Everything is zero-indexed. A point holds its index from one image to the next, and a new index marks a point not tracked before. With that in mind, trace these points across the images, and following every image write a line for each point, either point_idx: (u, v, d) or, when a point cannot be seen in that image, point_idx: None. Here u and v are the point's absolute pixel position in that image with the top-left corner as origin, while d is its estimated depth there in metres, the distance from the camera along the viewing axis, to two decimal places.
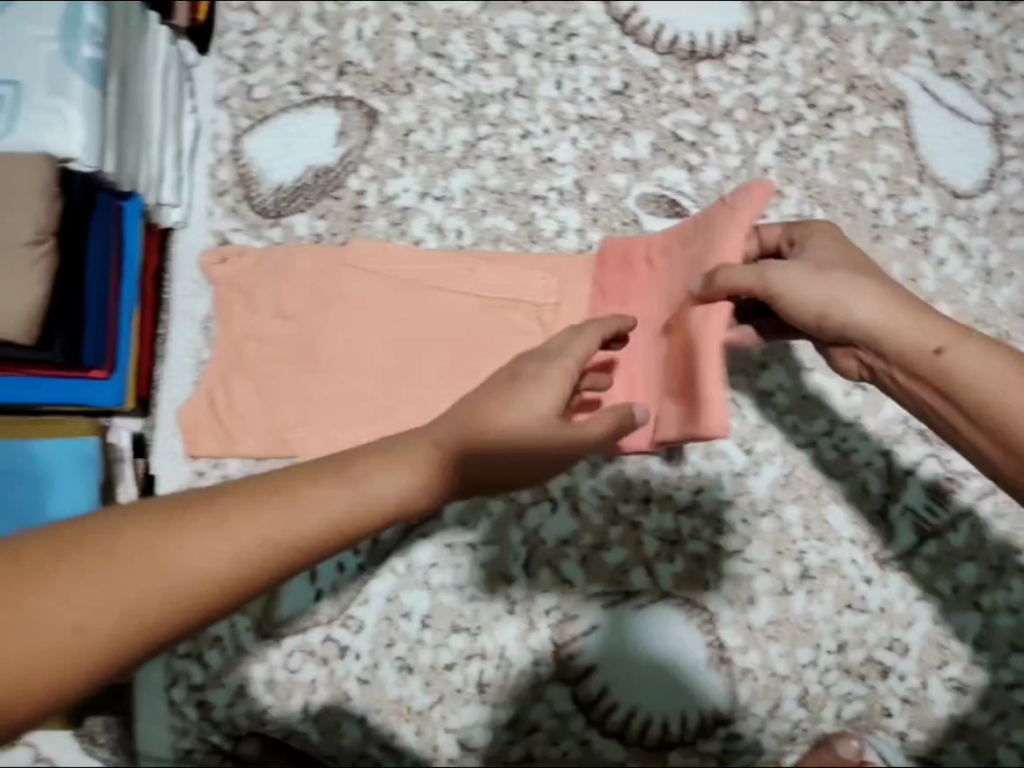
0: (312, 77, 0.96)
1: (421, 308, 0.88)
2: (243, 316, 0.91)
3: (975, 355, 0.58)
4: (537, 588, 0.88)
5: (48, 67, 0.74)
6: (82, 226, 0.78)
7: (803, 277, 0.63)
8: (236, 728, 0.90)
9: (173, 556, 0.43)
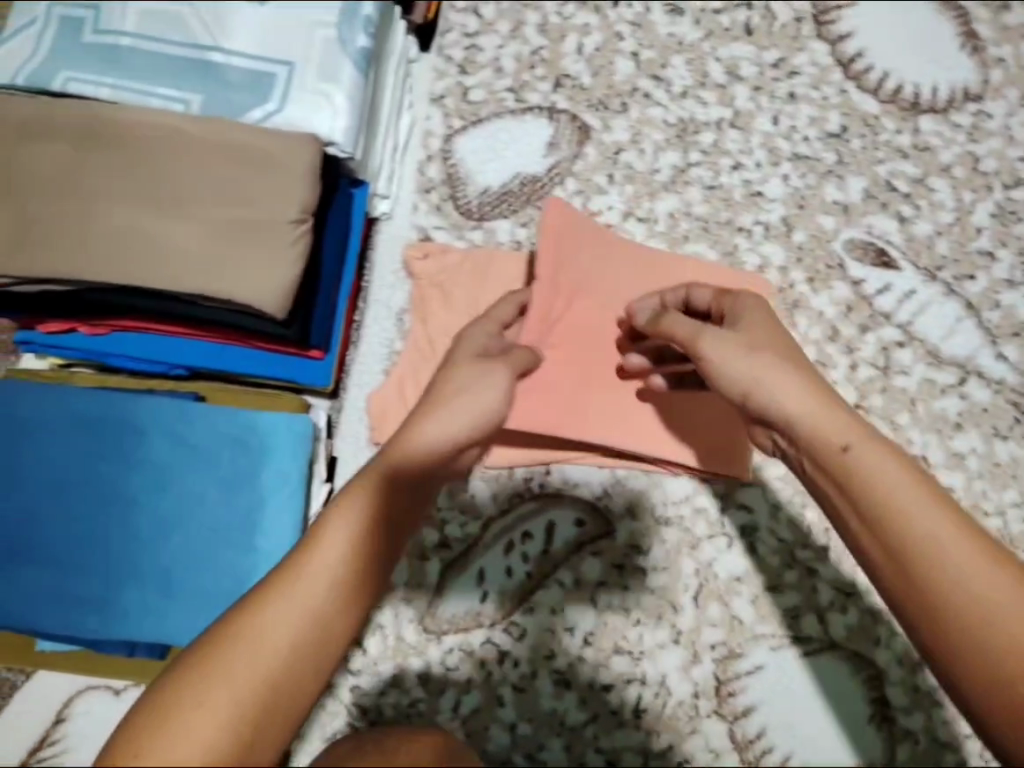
0: (529, 85, 0.97)
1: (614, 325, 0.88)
2: (440, 314, 0.91)
3: (884, 460, 0.56)
4: (705, 620, 0.89)
5: (324, 53, 0.80)
6: (326, 212, 0.82)
7: (732, 347, 0.63)
8: (380, 718, 0.89)
9: (257, 643, 0.46)
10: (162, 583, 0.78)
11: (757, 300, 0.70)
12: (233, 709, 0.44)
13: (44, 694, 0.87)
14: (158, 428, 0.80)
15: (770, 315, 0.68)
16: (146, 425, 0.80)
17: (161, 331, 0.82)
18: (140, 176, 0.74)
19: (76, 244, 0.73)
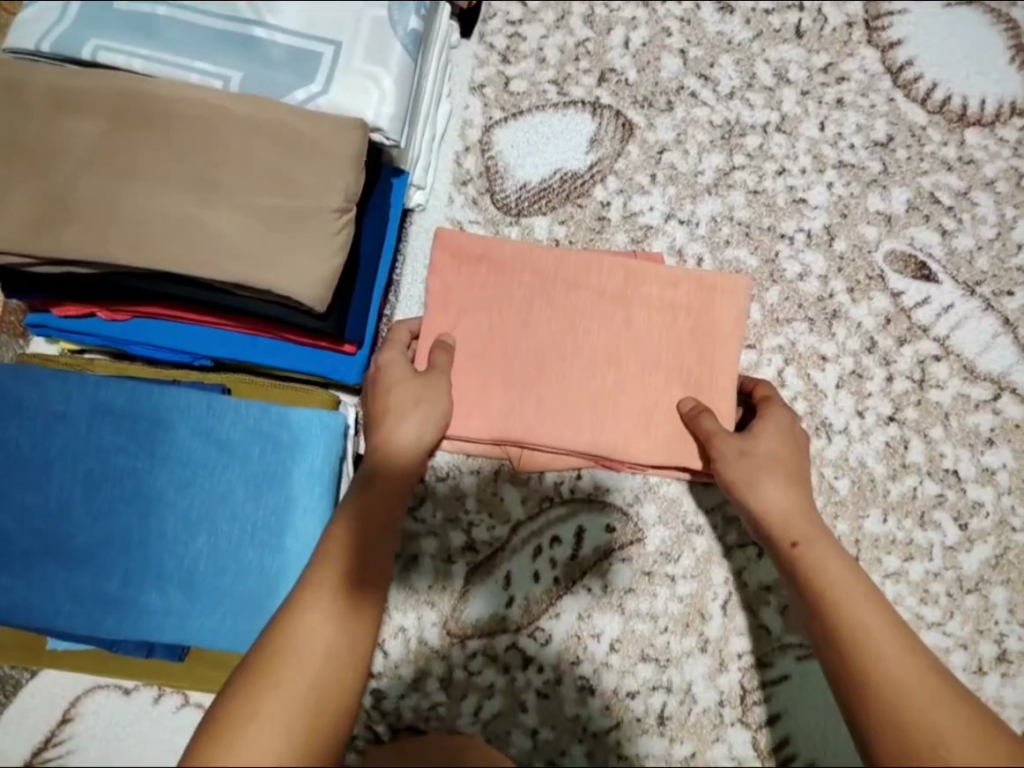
0: (572, 78, 0.94)
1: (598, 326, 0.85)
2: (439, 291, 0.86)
3: (828, 556, 0.68)
4: (732, 629, 0.87)
5: (371, 34, 0.77)
6: (367, 203, 0.79)
7: (735, 445, 0.76)
8: (400, 721, 0.88)
9: (293, 659, 0.60)
10: (188, 582, 0.75)
11: (791, 418, 0.78)
12: (271, 730, 0.56)
13: (58, 687, 0.85)
14: (183, 420, 0.77)
15: (793, 421, 0.78)
16: (172, 416, 0.77)
17: (187, 320, 0.79)
18: (174, 156, 0.71)
19: (107, 226, 0.69)
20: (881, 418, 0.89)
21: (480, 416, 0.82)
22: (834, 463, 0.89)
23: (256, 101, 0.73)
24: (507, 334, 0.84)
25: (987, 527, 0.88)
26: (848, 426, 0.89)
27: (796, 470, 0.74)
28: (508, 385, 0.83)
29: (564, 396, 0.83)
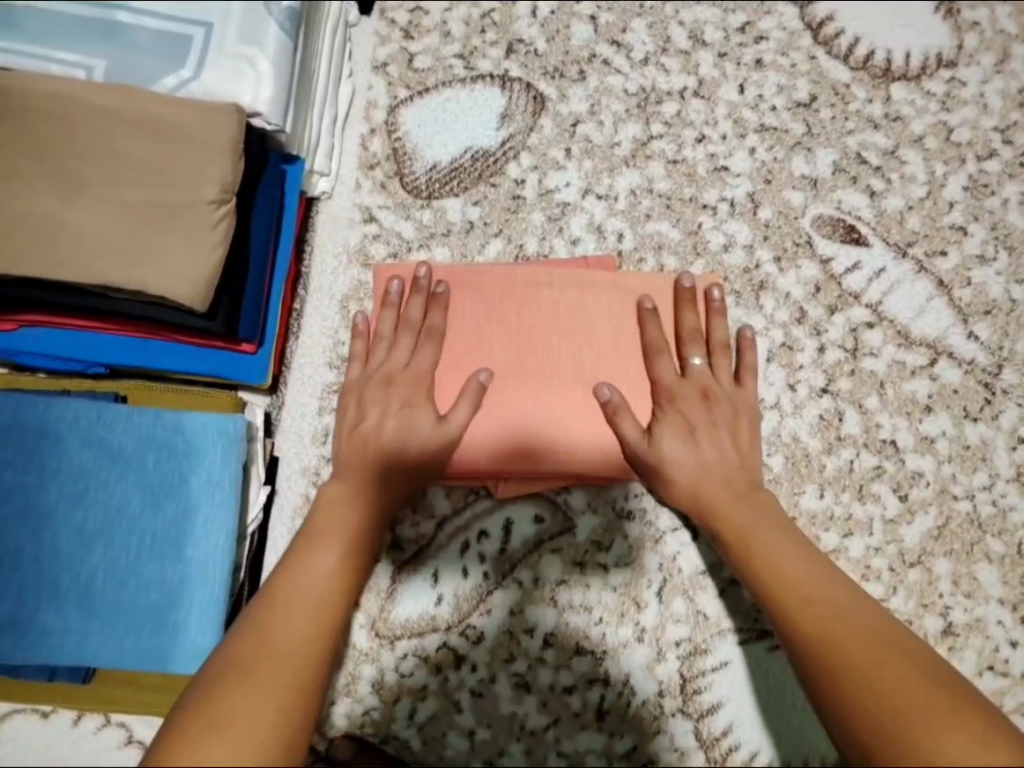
0: (479, 51, 0.90)
1: (570, 332, 0.80)
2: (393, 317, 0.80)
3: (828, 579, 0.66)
4: (670, 616, 0.84)
5: (244, 13, 0.72)
6: (253, 189, 0.75)
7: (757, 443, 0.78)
8: (331, 729, 0.84)
9: (291, 608, 0.59)
10: (84, 603, 0.71)
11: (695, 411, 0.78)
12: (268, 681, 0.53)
13: None
14: (71, 431, 0.72)
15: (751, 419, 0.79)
16: (59, 428, 0.72)
17: (74, 325, 0.74)
18: (32, 152, 0.66)
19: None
20: (814, 391, 0.86)
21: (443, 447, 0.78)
22: (767, 439, 0.86)
23: (121, 92, 0.68)
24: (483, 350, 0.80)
25: (928, 496, 0.85)
26: (781, 401, 0.86)
27: (730, 471, 0.75)
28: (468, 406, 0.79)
29: (541, 410, 0.79)
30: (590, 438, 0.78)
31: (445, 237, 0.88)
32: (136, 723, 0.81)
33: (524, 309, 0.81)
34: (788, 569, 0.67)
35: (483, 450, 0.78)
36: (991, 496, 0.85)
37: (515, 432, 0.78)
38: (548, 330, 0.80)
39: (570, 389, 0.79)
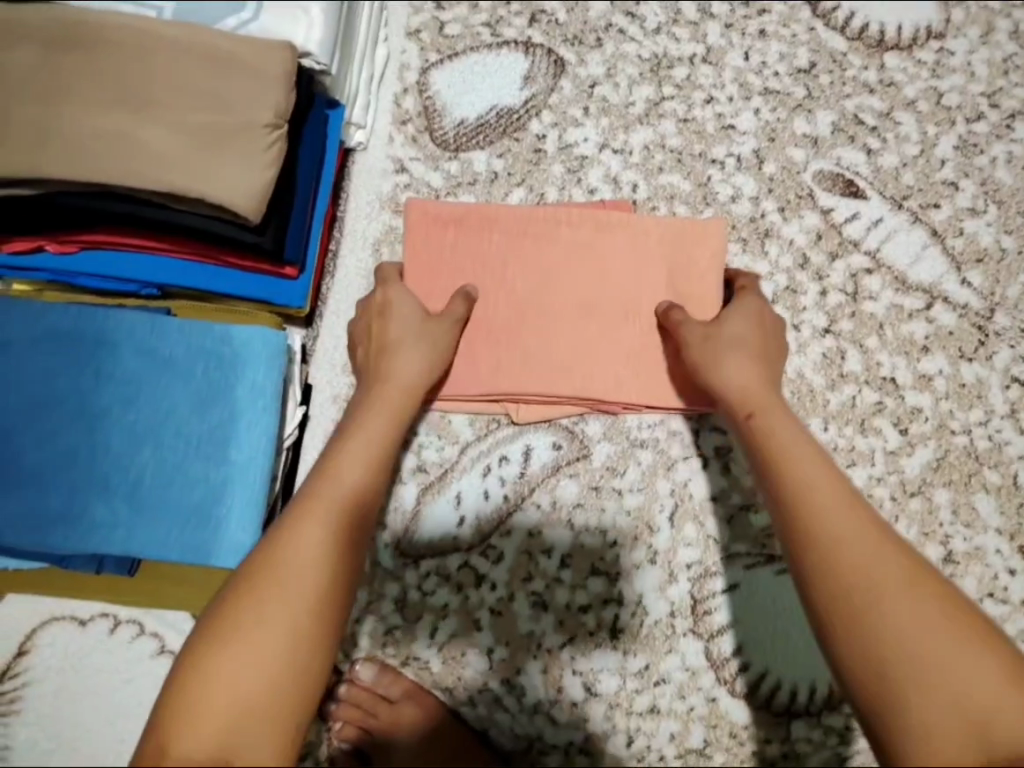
0: (505, 21, 0.98)
1: (584, 266, 0.86)
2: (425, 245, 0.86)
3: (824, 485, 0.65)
4: (681, 540, 0.88)
5: None
6: (300, 124, 0.81)
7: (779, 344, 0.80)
8: (356, 645, 0.88)
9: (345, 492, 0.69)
10: (131, 499, 0.75)
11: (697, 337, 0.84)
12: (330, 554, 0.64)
13: (12, 620, 0.85)
14: (125, 341, 0.78)
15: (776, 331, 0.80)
16: (116, 337, 0.77)
17: (132, 245, 0.80)
18: (107, 74, 0.72)
19: (39, 145, 0.70)
20: (817, 331, 0.91)
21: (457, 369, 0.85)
22: None
23: (191, 27, 0.75)
24: (507, 290, 0.86)
25: (927, 431, 0.90)
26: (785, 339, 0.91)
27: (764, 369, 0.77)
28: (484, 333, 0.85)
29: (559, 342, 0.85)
30: (604, 366, 0.85)
31: (471, 186, 0.94)
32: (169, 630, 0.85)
33: (544, 252, 0.87)
34: (833, 498, 0.62)
35: (507, 376, 0.84)
36: (987, 431, 0.90)
37: (536, 360, 0.85)
38: (566, 269, 0.86)
39: (587, 324, 0.86)
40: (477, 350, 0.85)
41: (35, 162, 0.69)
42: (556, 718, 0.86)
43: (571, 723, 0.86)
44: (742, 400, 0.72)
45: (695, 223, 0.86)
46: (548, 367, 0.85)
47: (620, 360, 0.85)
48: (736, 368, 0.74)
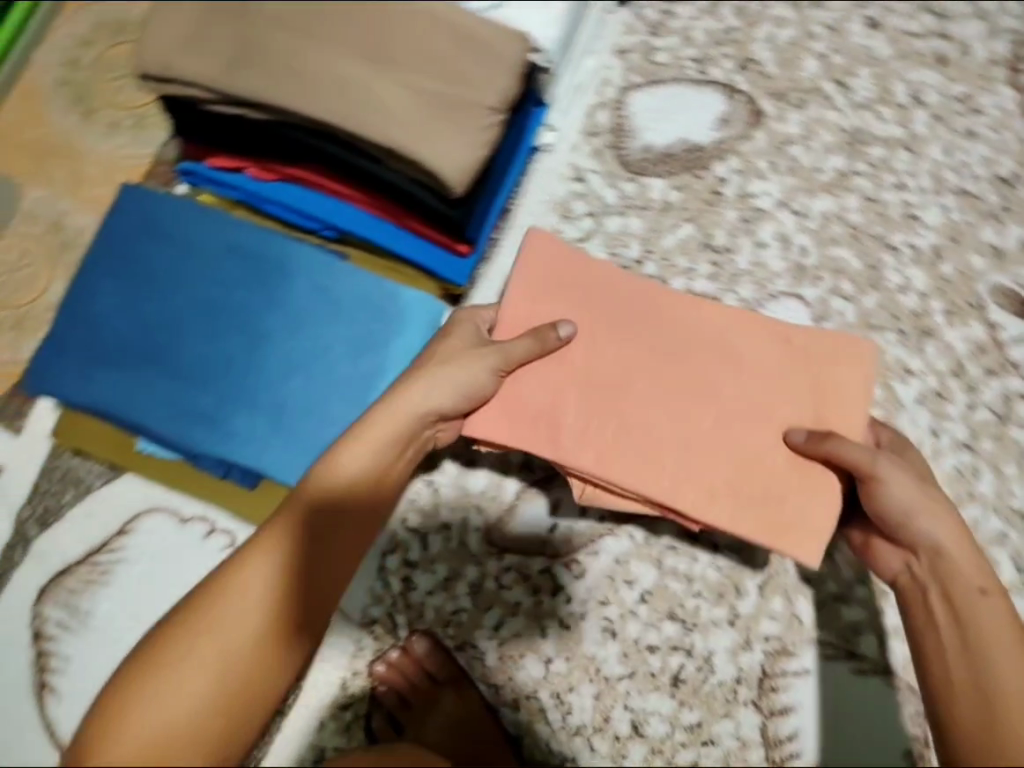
0: (714, 61, 0.97)
1: (697, 357, 0.74)
2: (539, 273, 0.75)
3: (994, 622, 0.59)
4: (765, 609, 0.87)
5: None
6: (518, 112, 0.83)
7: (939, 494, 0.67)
8: (421, 618, 0.90)
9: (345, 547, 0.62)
10: (269, 420, 0.78)
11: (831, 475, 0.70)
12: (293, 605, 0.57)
13: (124, 501, 0.90)
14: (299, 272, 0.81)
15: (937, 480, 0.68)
16: (295, 268, 0.81)
17: (328, 186, 0.83)
18: (359, 26, 0.76)
19: (286, 77, 0.74)
20: (955, 442, 0.89)
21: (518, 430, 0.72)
22: None
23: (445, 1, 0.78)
24: (615, 357, 0.74)
25: None
26: (921, 442, 0.89)
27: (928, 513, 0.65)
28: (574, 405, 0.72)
29: (661, 438, 0.72)
30: (700, 485, 0.71)
31: (641, 210, 0.95)
32: None
33: (655, 321, 0.75)
34: (1003, 635, 0.58)
35: (583, 459, 0.71)
36: None
37: (623, 452, 0.71)
38: (691, 356, 0.74)
39: (697, 423, 0.72)
40: (561, 417, 0.72)
41: (277, 90, 0.74)
42: (595, 746, 0.86)
43: (609, 755, 0.86)
44: (979, 576, 0.61)
45: (839, 341, 0.73)
46: (654, 458, 0.71)
47: (722, 477, 0.71)
48: (911, 493, 0.64)
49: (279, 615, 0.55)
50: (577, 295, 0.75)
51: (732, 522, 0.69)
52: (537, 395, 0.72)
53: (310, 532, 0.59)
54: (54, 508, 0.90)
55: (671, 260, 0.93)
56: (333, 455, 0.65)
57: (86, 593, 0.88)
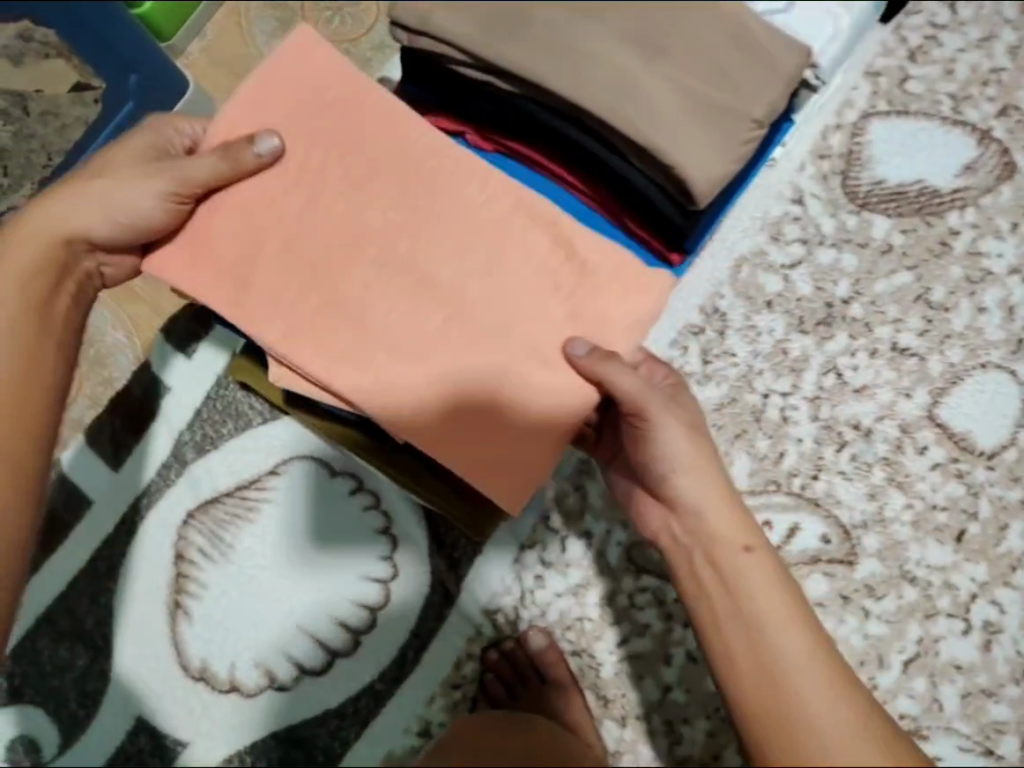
0: (971, 101, 0.90)
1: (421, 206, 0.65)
2: (290, 84, 0.65)
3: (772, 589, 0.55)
4: (905, 688, 0.82)
5: None
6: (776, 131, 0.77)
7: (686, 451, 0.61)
8: (543, 617, 0.88)
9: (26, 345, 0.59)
10: None
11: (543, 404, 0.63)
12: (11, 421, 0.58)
13: (272, 444, 0.87)
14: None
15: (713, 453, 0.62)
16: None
17: (551, 167, 0.78)
18: (639, 12, 0.74)
19: (555, 56, 0.72)
20: None
21: (323, 352, 0.64)
22: None
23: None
24: (502, 341, 0.63)
25: None
26: None
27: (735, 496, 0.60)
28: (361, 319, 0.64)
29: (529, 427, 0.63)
30: (480, 445, 0.64)
31: (860, 247, 0.89)
32: (401, 519, 0.87)
33: (363, 162, 0.65)
34: (780, 602, 0.54)
35: (476, 378, 0.63)
36: None
37: (405, 382, 0.64)
38: (508, 274, 0.64)
39: (424, 322, 0.64)
40: (337, 280, 0.64)
41: (541, 68, 0.72)
42: None
43: None
44: (744, 534, 0.58)
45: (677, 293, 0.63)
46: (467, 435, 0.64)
47: (440, 373, 0.64)
48: (706, 493, 0.59)
49: (18, 420, 0.58)
50: (358, 160, 0.65)
51: (519, 491, 0.64)
52: (426, 319, 0.64)
53: (13, 328, 0.59)
54: (212, 435, 0.88)
55: (881, 306, 0.88)
56: (71, 247, 0.63)
57: (230, 527, 0.88)
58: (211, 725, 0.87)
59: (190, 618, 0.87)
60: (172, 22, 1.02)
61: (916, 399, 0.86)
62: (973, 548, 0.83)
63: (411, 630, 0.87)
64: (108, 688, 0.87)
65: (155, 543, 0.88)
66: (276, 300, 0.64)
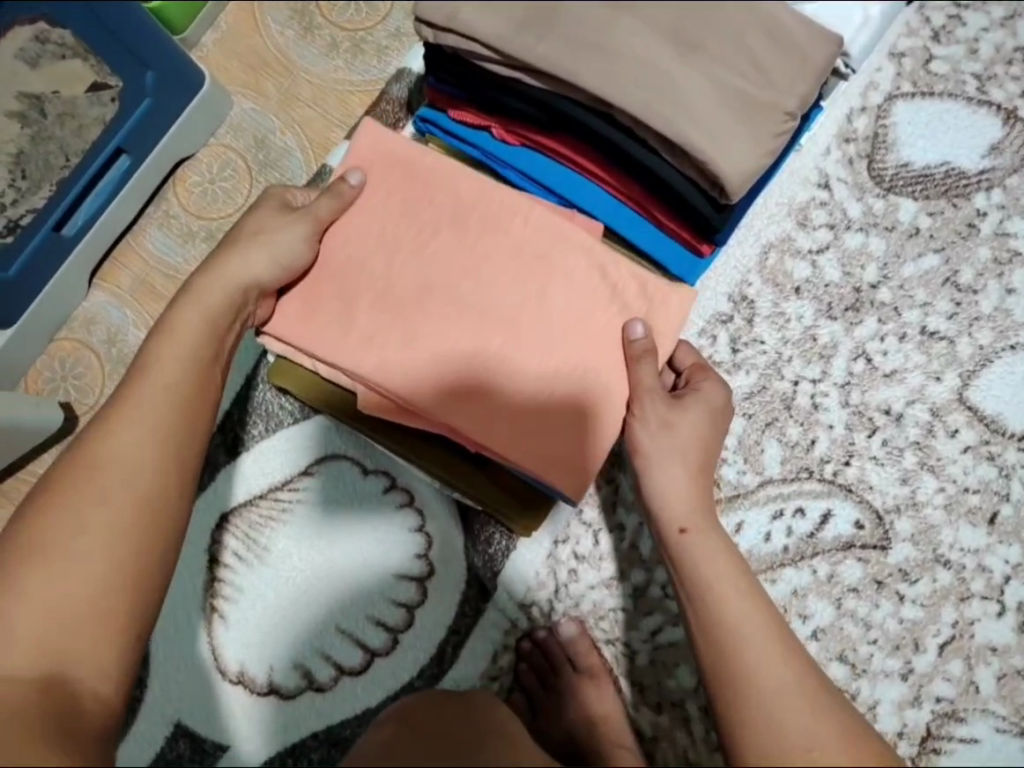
0: (996, 81, 0.90)
1: (462, 238, 0.77)
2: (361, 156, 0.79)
3: (711, 552, 0.65)
4: (941, 669, 0.82)
5: None
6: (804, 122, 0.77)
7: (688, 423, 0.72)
8: (577, 609, 0.88)
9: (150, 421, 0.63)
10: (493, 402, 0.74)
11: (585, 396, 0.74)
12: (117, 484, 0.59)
13: (308, 444, 0.90)
14: (552, 249, 0.76)
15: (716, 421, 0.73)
16: (542, 241, 0.76)
17: (578, 164, 0.78)
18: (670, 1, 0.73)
19: (587, 46, 0.71)
20: None
21: (388, 367, 0.74)
22: None
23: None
24: (545, 362, 0.74)
25: None
26: None
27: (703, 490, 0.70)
28: (412, 335, 0.75)
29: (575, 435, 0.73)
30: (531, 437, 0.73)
31: (886, 231, 0.89)
32: (434, 517, 0.89)
33: (413, 203, 0.78)
34: (722, 562, 0.64)
35: (513, 380, 0.74)
36: None
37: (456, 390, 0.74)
38: (549, 308, 0.75)
39: (473, 336, 0.75)
40: (390, 298, 0.76)
41: (575, 63, 0.71)
42: None
43: None
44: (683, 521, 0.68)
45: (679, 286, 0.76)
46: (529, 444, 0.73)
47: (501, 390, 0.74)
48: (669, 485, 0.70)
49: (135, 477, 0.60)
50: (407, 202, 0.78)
51: (568, 478, 0.73)
52: (474, 342, 0.75)
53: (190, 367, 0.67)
54: (244, 438, 0.91)
55: (909, 290, 0.87)
56: (246, 293, 0.73)
57: (263, 531, 0.90)
58: (252, 726, 0.88)
59: (227, 623, 0.89)
60: (183, 15, 1.02)
61: (946, 382, 0.86)
62: (1005, 530, 0.83)
63: (448, 627, 0.88)
64: (146, 696, 0.89)
65: (191, 549, 0.90)
66: (367, 341, 0.75)
